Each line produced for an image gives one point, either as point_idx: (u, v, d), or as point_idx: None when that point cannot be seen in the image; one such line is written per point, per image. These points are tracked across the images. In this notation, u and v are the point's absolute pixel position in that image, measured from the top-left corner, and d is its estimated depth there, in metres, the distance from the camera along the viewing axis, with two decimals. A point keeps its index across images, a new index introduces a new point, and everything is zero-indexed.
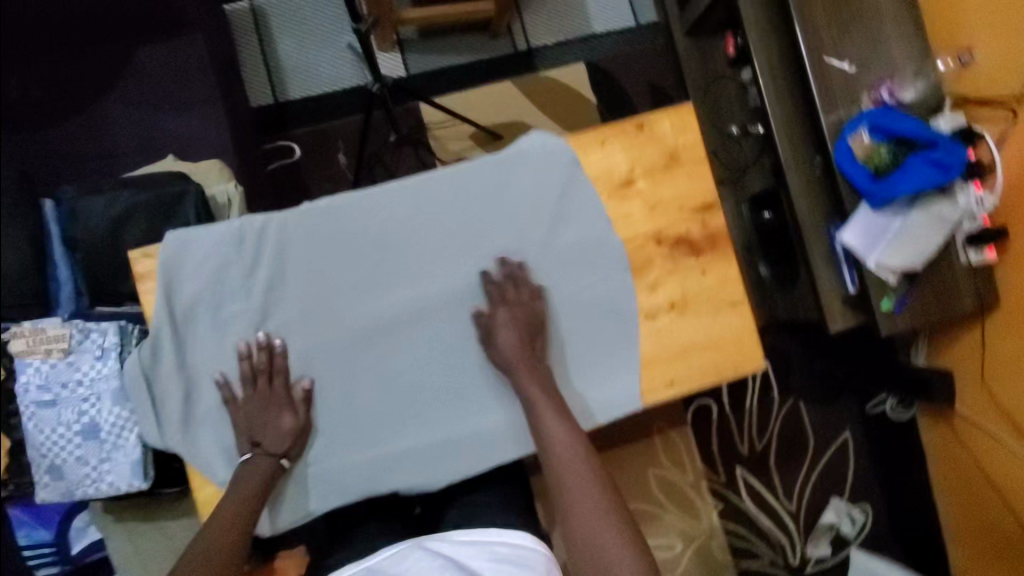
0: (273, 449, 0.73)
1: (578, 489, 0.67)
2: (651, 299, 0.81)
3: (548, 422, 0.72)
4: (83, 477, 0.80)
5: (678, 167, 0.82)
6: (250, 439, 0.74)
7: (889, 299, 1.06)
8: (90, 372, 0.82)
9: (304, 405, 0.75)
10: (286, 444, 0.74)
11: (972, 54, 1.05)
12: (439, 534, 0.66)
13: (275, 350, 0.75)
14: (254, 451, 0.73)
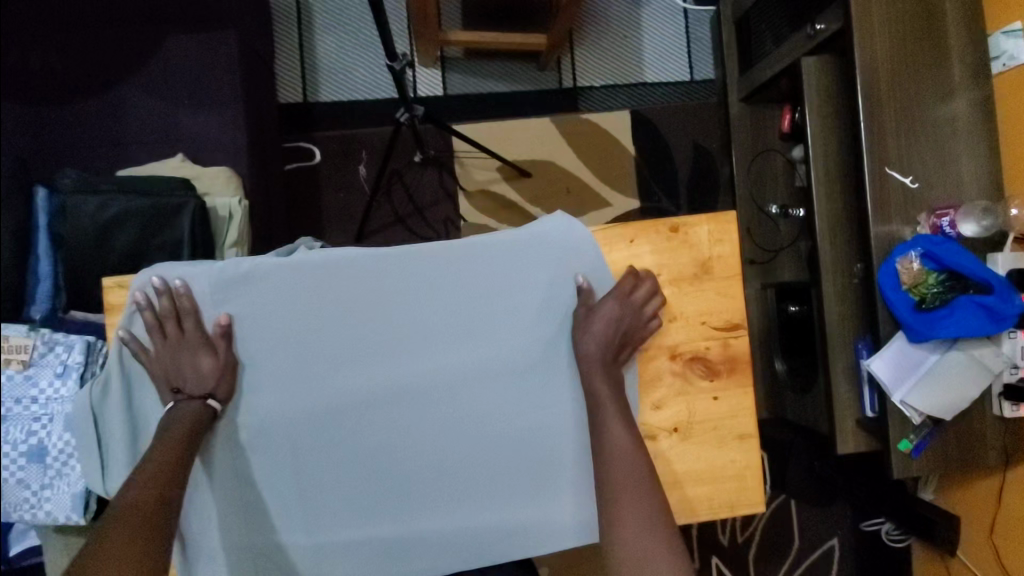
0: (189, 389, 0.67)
1: (630, 520, 0.63)
2: (653, 418, 0.74)
3: (612, 429, 0.67)
4: (21, 501, 0.76)
5: (707, 280, 0.75)
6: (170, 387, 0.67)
7: (908, 441, 0.97)
8: (48, 390, 0.78)
9: (224, 341, 0.68)
10: (208, 384, 0.66)
11: None
12: None
13: (178, 293, 0.68)
14: (175, 398, 0.67)
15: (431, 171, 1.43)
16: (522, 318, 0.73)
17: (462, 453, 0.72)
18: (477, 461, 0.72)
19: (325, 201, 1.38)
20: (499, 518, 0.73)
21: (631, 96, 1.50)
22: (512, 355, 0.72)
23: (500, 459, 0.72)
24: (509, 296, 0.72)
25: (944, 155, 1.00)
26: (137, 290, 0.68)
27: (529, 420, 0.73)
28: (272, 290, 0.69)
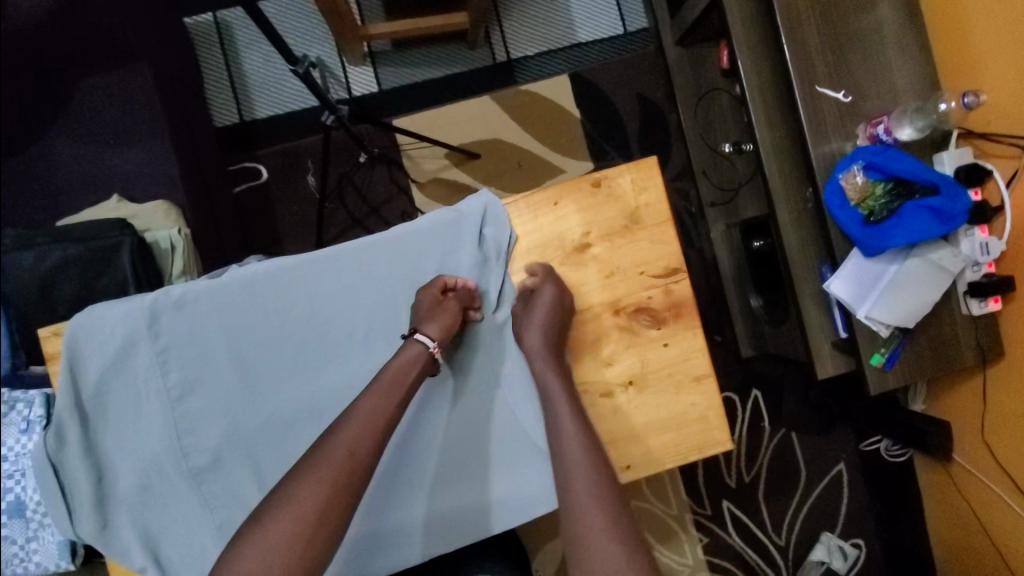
0: (429, 335, 0.67)
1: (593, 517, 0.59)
2: (607, 375, 0.75)
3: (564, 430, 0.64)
4: (11, 556, 0.77)
5: (639, 230, 0.74)
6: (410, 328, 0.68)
7: (879, 355, 0.97)
8: (16, 446, 0.78)
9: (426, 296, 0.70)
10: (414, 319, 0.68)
11: (977, 96, 0.89)
12: None
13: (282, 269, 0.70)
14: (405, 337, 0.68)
15: (379, 169, 1.41)
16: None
17: (421, 440, 0.73)
18: (437, 446, 0.73)
19: (280, 218, 1.38)
20: (468, 500, 0.73)
21: (568, 59, 1.48)
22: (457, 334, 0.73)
23: (459, 440, 0.73)
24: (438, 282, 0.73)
25: (875, 63, 0.98)
26: (72, 335, 0.68)
27: (482, 397, 0.74)
28: (207, 314, 0.70)
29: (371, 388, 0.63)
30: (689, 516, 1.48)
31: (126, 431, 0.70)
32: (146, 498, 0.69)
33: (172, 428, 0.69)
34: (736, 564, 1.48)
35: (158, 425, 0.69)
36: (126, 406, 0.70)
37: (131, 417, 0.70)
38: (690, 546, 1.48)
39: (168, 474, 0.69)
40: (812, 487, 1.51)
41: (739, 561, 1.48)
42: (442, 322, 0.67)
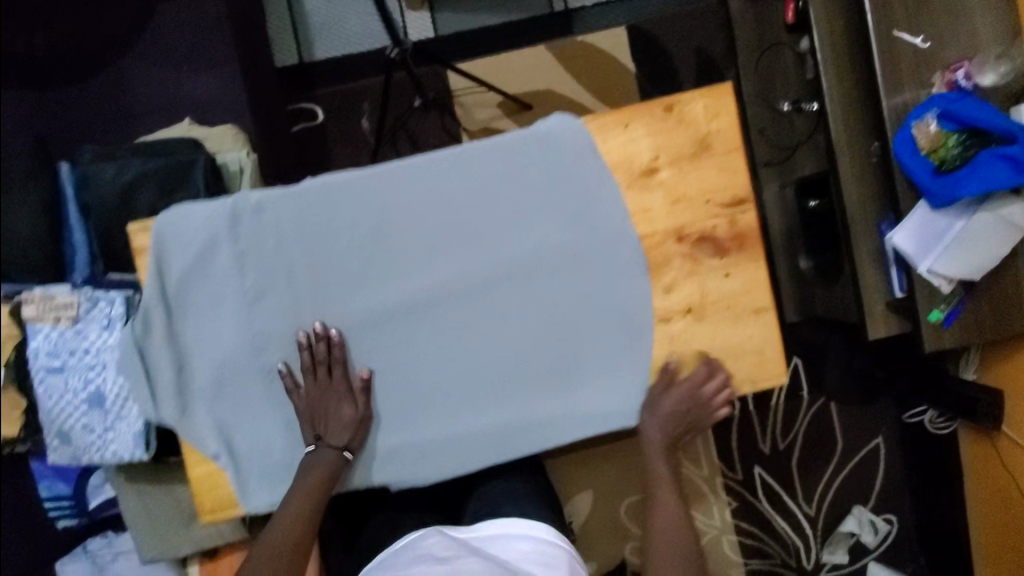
0: (337, 441, 0.71)
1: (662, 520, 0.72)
2: (665, 302, 0.74)
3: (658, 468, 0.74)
4: (89, 444, 0.81)
5: (708, 157, 0.73)
6: (313, 431, 0.72)
7: (938, 312, 0.95)
8: (97, 341, 0.82)
9: (363, 395, 0.73)
10: (345, 435, 0.71)
11: None
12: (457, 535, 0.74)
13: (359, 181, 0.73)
14: (317, 442, 0.72)
15: (432, 115, 1.42)
16: (429, 330, 0.74)
17: (486, 353, 0.74)
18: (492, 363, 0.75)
19: (336, 161, 1.41)
20: (530, 414, 0.75)
21: (625, 11, 1.46)
22: (521, 252, 0.74)
23: (519, 360, 0.75)
24: (294, 345, 0.73)
25: (956, 10, 0.95)
26: (160, 231, 0.72)
27: (402, 391, 0.74)
28: (283, 220, 0.73)
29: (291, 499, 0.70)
30: (720, 480, 1.50)
31: (202, 328, 0.73)
32: (220, 390, 0.73)
33: (248, 327, 0.72)
34: (763, 530, 1.50)
35: (233, 323, 0.72)
36: (205, 304, 0.73)
37: (209, 316, 0.73)
38: (718, 508, 1.50)
39: (243, 371, 0.73)
40: (848, 459, 1.51)
41: (767, 527, 1.50)
42: (339, 426, 0.71)
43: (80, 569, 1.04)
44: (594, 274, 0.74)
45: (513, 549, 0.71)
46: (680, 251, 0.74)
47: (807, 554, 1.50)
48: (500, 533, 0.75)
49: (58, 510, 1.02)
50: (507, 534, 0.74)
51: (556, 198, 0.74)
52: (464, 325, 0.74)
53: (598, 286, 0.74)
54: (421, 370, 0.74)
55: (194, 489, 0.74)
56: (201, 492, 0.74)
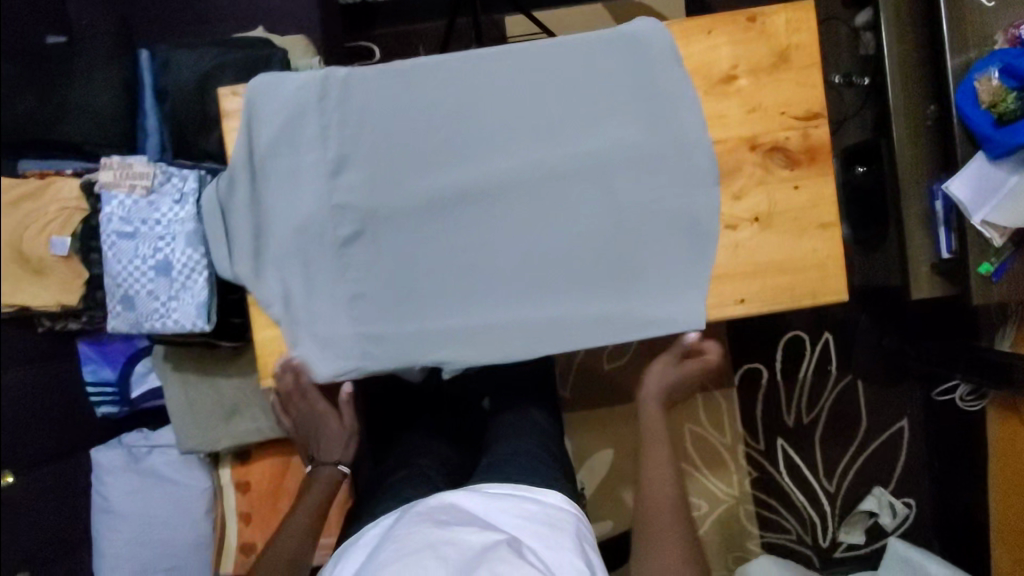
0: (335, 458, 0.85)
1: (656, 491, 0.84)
2: (734, 209, 0.76)
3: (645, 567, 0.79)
4: (152, 311, 0.83)
5: (786, 69, 0.75)
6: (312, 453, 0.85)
7: (988, 265, 0.97)
8: (168, 214, 0.84)
9: (350, 408, 0.86)
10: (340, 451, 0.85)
11: None
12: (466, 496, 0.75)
13: (445, 64, 0.74)
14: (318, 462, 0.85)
15: None
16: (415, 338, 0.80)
17: (553, 245, 0.75)
18: (559, 255, 0.75)
19: None
20: (592, 310, 0.75)
21: None
22: (598, 147, 0.74)
23: (586, 255, 0.75)
24: (367, 220, 0.74)
25: None
26: (251, 98, 0.73)
27: (467, 275, 0.75)
28: (369, 97, 0.74)
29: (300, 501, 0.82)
30: (742, 450, 1.51)
31: (282, 196, 0.74)
32: (293, 258, 0.74)
33: (326, 198, 0.73)
34: (781, 502, 1.51)
35: (311, 191, 0.74)
36: (284, 172, 0.74)
37: (288, 184, 0.74)
38: (738, 477, 1.51)
39: (316, 241, 0.74)
40: (871, 439, 1.51)
41: (784, 500, 1.51)
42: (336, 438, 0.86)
43: (114, 457, 1.04)
44: (667, 175, 0.74)
45: (523, 511, 0.74)
46: (752, 159, 0.76)
47: (824, 531, 1.50)
48: (510, 495, 0.77)
49: (101, 395, 1.04)
50: (516, 497, 0.77)
51: (637, 96, 0.74)
52: (534, 214, 0.75)
53: (670, 188, 0.75)
54: (488, 255, 0.75)
55: (260, 351, 0.75)
56: (267, 357, 0.75)
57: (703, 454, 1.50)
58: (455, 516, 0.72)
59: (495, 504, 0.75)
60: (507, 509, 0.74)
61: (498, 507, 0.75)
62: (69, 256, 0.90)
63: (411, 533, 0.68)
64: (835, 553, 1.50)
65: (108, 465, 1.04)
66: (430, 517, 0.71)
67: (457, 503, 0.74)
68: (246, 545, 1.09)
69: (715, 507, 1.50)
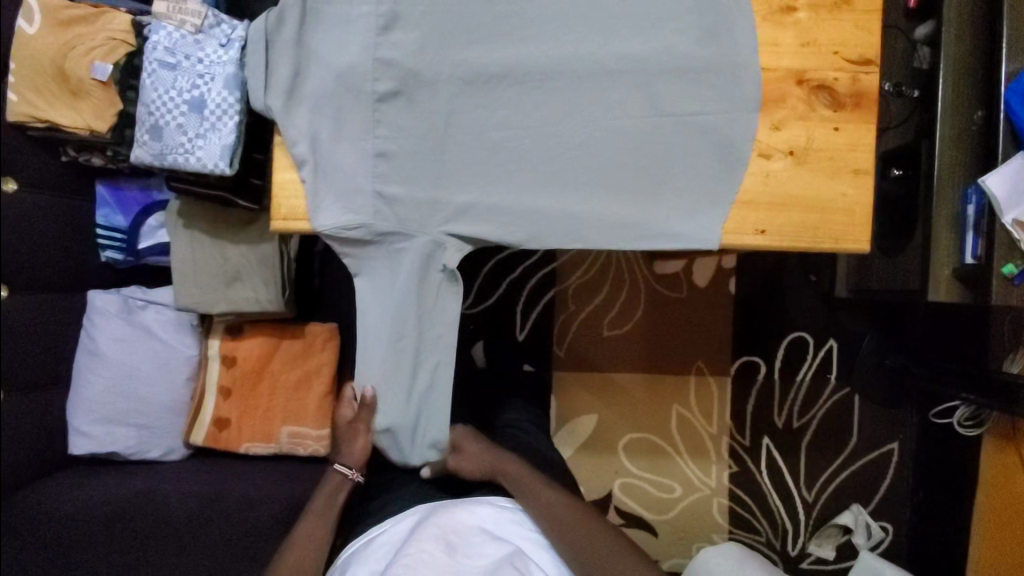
0: (348, 466, 0.93)
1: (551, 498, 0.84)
2: (771, 138, 0.75)
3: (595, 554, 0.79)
4: (178, 145, 0.84)
5: (846, 11, 0.75)
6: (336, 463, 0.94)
7: (1011, 265, 0.97)
8: (212, 55, 0.84)
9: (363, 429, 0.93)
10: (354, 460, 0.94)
11: None
12: (481, 505, 0.80)
13: None
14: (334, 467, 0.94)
15: None
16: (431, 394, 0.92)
17: (582, 142, 0.76)
18: (588, 152, 0.76)
19: None
20: (611, 210, 0.75)
21: None
22: (643, 53, 0.75)
23: (613, 156, 0.76)
24: (406, 83, 0.76)
25: None
26: None
27: (495, 156, 0.77)
28: None
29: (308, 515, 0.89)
30: (726, 442, 1.49)
31: (329, 43, 0.75)
32: (327, 104, 0.75)
33: (370, 51, 0.75)
34: (756, 502, 1.48)
35: (357, 42, 0.75)
36: (336, 20, 0.75)
37: (338, 34, 0.75)
38: (717, 468, 1.49)
39: (355, 92, 0.75)
40: (858, 457, 1.48)
41: (760, 500, 1.48)
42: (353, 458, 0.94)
43: (109, 302, 1.04)
44: (706, 92, 0.75)
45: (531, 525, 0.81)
46: (796, 95, 0.75)
47: (794, 539, 1.48)
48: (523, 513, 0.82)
49: (109, 241, 1.05)
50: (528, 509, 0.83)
51: (693, 10, 0.74)
52: (570, 106, 0.76)
53: (709, 108, 0.75)
54: (518, 141, 0.76)
55: (276, 191, 0.76)
56: (281, 198, 0.75)
57: (685, 438, 1.49)
58: (464, 535, 0.75)
59: (506, 518, 0.81)
60: (515, 524, 0.80)
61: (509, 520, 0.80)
62: (108, 83, 0.90)
63: (422, 556, 0.71)
64: (801, 562, 1.48)
65: (102, 308, 1.04)
66: (442, 535, 0.74)
67: (468, 518, 0.78)
68: (221, 419, 1.08)
69: (688, 493, 1.48)
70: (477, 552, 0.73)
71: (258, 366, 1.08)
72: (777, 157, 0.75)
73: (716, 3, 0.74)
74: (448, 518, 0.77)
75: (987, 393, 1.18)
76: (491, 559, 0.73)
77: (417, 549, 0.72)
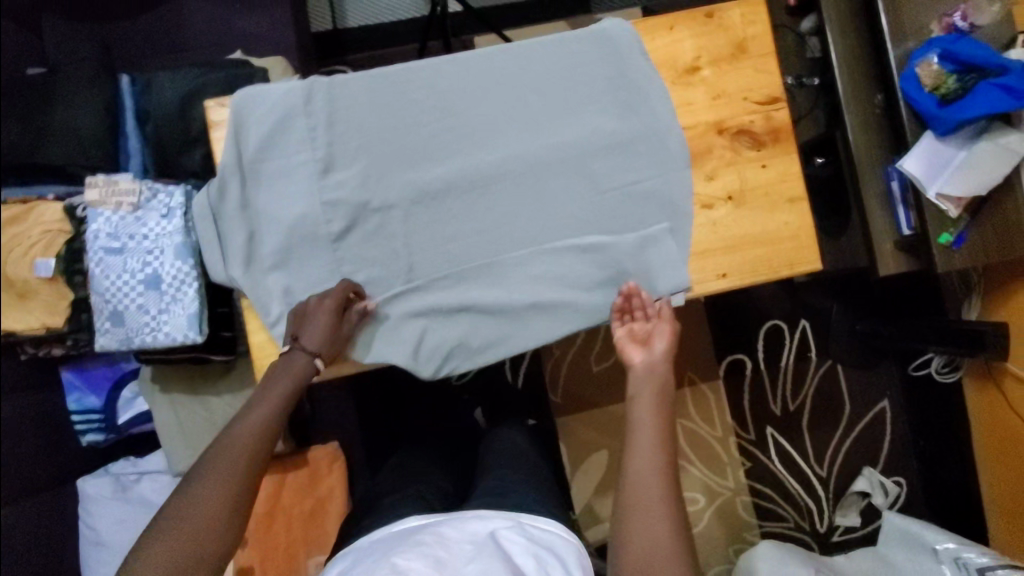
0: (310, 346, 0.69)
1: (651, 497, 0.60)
2: (708, 189, 0.80)
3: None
4: (142, 325, 0.83)
5: (745, 59, 0.81)
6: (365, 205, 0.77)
7: (948, 235, 1.04)
8: (156, 228, 0.84)
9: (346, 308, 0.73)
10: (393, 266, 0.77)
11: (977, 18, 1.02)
12: (468, 517, 0.70)
13: (424, 71, 0.78)
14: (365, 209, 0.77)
15: None
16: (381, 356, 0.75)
17: (539, 232, 0.79)
18: (547, 240, 0.79)
19: None
20: (585, 289, 0.78)
21: None
22: (574, 141, 0.79)
23: (571, 239, 0.79)
24: (359, 216, 0.77)
25: None
26: (237, 106, 0.76)
27: (460, 264, 0.78)
28: (356, 99, 0.77)
29: (259, 404, 0.64)
30: (733, 440, 1.53)
31: (273, 197, 0.76)
32: (287, 257, 0.76)
33: (317, 196, 0.76)
34: (775, 490, 1.53)
35: (303, 191, 0.76)
36: (276, 175, 0.76)
37: (281, 187, 0.76)
38: (731, 468, 1.53)
39: (311, 238, 0.76)
40: (855, 422, 1.54)
41: (778, 488, 1.53)
42: (322, 335, 0.70)
43: (101, 486, 1.02)
44: (639, 163, 0.79)
45: (531, 534, 0.69)
46: (719, 145, 0.80)
47: (820, 516, 1.53)
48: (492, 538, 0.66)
49: (87, 424, 1.01)
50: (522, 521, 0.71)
51: (609, 91, 0.79)
52: (519, 202, 0.79)
53: (646, 176, 0.79)
54: (479, 244, 0.78)
55: (254, 354, 0.76)
56: (262, 359, 0.76)
57: (694, 449, 1.53)
58: (455, 548, 0.65)
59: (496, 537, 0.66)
60: (513, 530, 0.68)
61: (504, 529, 0.68)
62: (54, 277, 0.90)
63: (406, 568, 0.61)
64: (832, 536, 1.53)
65: (96, 494, 1.01)
66: (427, 553, 0.63)
67: (458, 534, 0.68)
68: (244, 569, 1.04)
69: (711, 500, 1.52)
70: (468, 562, 0.63)
71: (269, 506, 1.06)
72: (718, 204, 0.80)
73: (628, 81, 0.79)
74: (429, 538, 0.66)
75: (952, 342, 1.27)
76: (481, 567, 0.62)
77: (403, 561, 0.61)
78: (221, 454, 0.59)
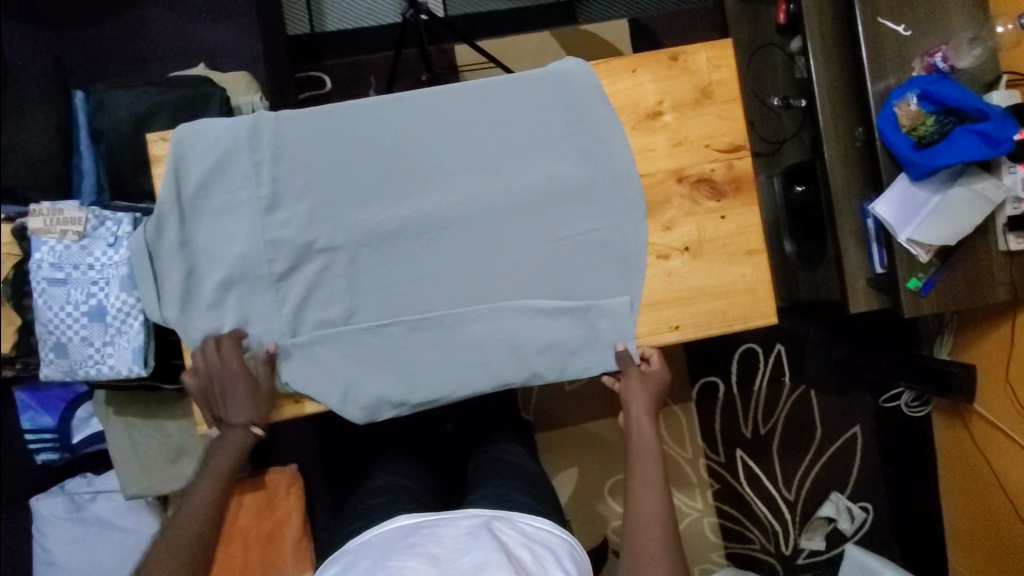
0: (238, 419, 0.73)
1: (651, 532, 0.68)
2: (664, 239, 0.78)
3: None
4: (86, 358, 0.82)
5: (709, 104, 0.79)
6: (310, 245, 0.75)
7: (915, 281, 1.02)
8: (102, 258, 0.82)
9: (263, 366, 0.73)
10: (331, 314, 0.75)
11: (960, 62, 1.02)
12: (461, 515, 0.71)
13: (376, 107, 0.76)
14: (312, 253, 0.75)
15: None
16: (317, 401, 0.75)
17: (487, 278, 0.77)
18: (497, 286, 0.77)
19: None
20: (532, 338, 0.76)
21: (627, 4, 1.38)
22: (527, 186, 0.77)
23: (520, 287, 0.77)
24: (302, 257, 0.75)
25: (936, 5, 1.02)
26: (180, 140, 0.74)
27: (407, 308, 0.77)
28: (303, 135, 0.75)
29: (204, 476, 0.73)
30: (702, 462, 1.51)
31: (214, 235, 0.75)
32: (226, 298, 0.75)
33: (259, 235, 0.74)
34: (742, 513, 1.50)
35: (245, 230, 0.74)
36: (218, 212, 0.75)
37: (222, 225, 0.75)
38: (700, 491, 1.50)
39: (252, 278, 0.75)
40: (825, 447, 1.52)
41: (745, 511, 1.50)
42: (241, 406, 0.72)
43: (55, 505, 1.01)
44: (593, 210, 0.77)
45: (519, 532, 0.70)
46: (678, 194, 0.78)
47: (785, 538, 1.50)
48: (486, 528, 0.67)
49: (40, 443, 1.00)
50: (508, 520, 0.72)
51: (567, 134, 0.77)
52: (469, 246, 0.77)
53: (600, 225, 0.77)
54: (427, 288, 0.77)
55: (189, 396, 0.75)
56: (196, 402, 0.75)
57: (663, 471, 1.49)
58: (449, 542, 0.66)
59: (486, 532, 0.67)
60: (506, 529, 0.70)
61: (496, 525, 0.69)
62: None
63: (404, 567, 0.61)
64: (796, 559, 1.51)
65: (49, 514, 1.01)
66: (424, 551, 0.64)
67: (453, 531, 0.68)
68: None
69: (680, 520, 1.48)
70: (463, 554, 0.63)
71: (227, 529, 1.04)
72: (674, 254, 0.78)
73: (586, 125, 0.77)
74: (424, 536, 0.67)
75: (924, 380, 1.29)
76: (476, 557, 0.62)
77: (400, 561, 0.62)
78: (175, 527, 0.69)
